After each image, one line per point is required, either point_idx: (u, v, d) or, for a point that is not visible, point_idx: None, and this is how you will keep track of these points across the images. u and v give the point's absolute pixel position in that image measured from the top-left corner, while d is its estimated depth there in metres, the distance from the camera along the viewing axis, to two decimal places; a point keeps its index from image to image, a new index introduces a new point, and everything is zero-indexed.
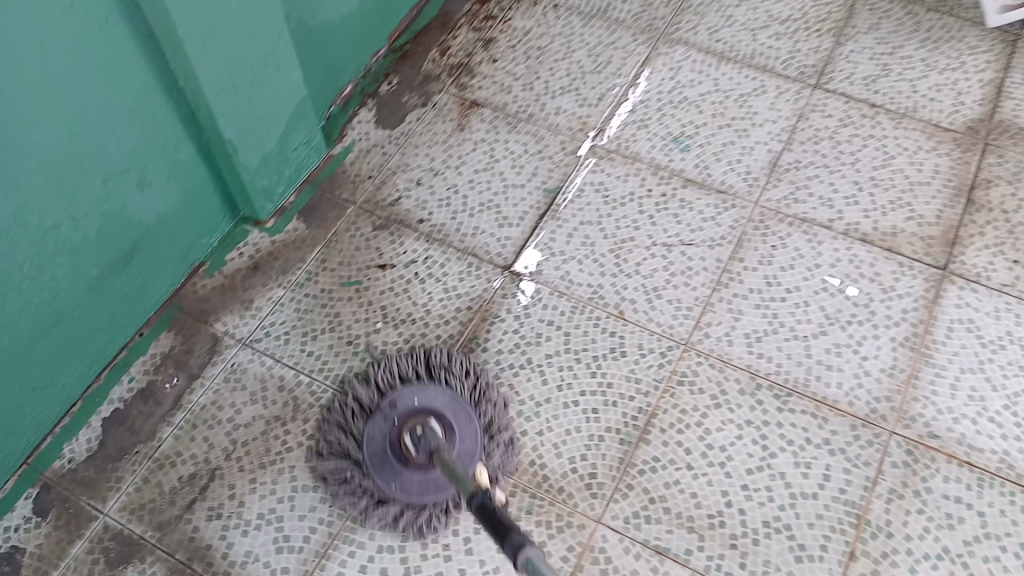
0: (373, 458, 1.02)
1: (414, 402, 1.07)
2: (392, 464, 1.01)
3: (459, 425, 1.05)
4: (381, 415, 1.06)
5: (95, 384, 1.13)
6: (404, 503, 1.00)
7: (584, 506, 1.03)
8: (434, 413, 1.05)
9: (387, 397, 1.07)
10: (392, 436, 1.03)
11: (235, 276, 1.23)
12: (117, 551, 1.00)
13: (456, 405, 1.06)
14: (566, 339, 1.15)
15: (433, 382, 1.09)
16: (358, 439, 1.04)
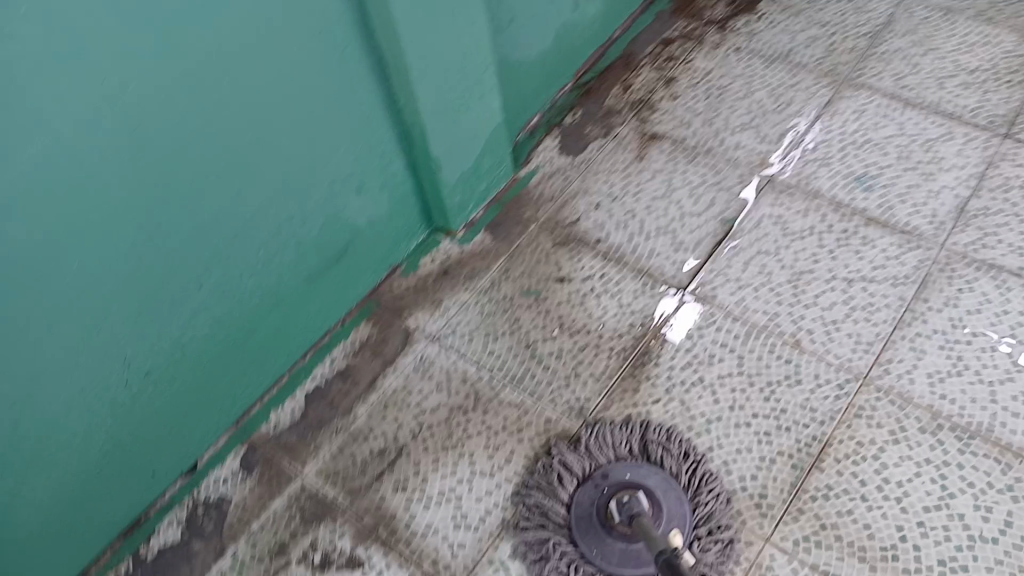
0: (581, 523, 1.03)
1: (626, 475, 1.06)
2: (599, 534, 1.01)
3: (670, 506, 1.03)
4: (592, 483, 1.06)
5: (301, 362, 1.26)
6: (604, 573, 0.99)
7: (752, 524, 1.04)
8: (645, 490, 1.04)
9: (599, 466, 1.08)
10: (600, 505, 1.03)
11: (427, 279, 1.34)
12: (311, 510, 1.10)
13: (668, 486, 1.05)
14: (739, 361, 1.17)
15: (649, 463, 1.08)
16: (567, 505, 1.06)
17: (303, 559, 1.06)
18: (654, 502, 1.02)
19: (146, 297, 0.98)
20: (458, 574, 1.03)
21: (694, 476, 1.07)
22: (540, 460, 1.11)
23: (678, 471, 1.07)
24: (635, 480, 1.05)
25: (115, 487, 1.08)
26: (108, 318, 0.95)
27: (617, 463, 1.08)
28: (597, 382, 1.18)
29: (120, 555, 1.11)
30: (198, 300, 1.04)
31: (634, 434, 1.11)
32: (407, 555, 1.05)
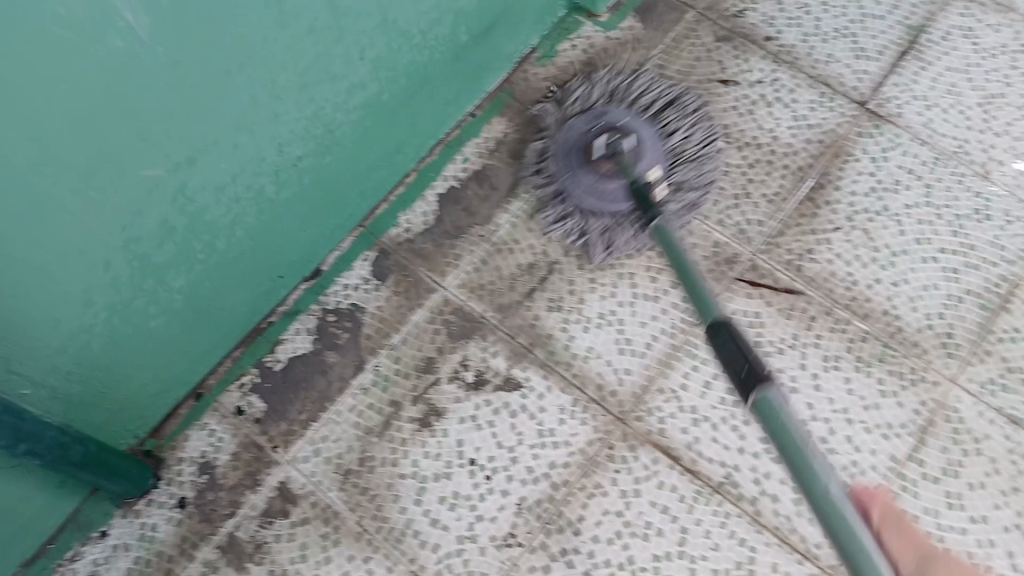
0: (564, 145, 1.03)
1: (620, 120, 1.03)
2: (576, 164, 1.00)
3: (652, 154, 1.00)
4: (587, 116, 1.04)
5: (428, 159, 1.07)
6: (573, 204, 1.01)
7: (939, 364, 0.99)
8: (634, 134, 1.01)
9: (600, 104, 1.05)
10: (586, 139, 1.02)
11: (568, 68, 1.13)
12: (459, 326, 1.00)
13: (654, 138, 1.02)
14: (928, 191, 1.07)
15: (645, 118, 1.05)
16: (559, 120, 1.07)
17: (455, 377, 0.97)
18: (638, 139, 1.01)
19: (306, 73, 0.77)
20: (626, 401, 0.96)
21: (688, 144, 1.04)
22: (554, 85, 1.12)
23: (671, 117, 1.05)
24: (629, 123, 1.01)
25: (240, 293, 0.92)
26: (265, 92, 0.74)
27: (616, 106, 1.06)
28: (771, 205, 1.06)
29: (242, 365, 0.97)
30: (354, 77, 0.84)
31: (650, 85, 1.07)
32: (569, 378, 0.98)
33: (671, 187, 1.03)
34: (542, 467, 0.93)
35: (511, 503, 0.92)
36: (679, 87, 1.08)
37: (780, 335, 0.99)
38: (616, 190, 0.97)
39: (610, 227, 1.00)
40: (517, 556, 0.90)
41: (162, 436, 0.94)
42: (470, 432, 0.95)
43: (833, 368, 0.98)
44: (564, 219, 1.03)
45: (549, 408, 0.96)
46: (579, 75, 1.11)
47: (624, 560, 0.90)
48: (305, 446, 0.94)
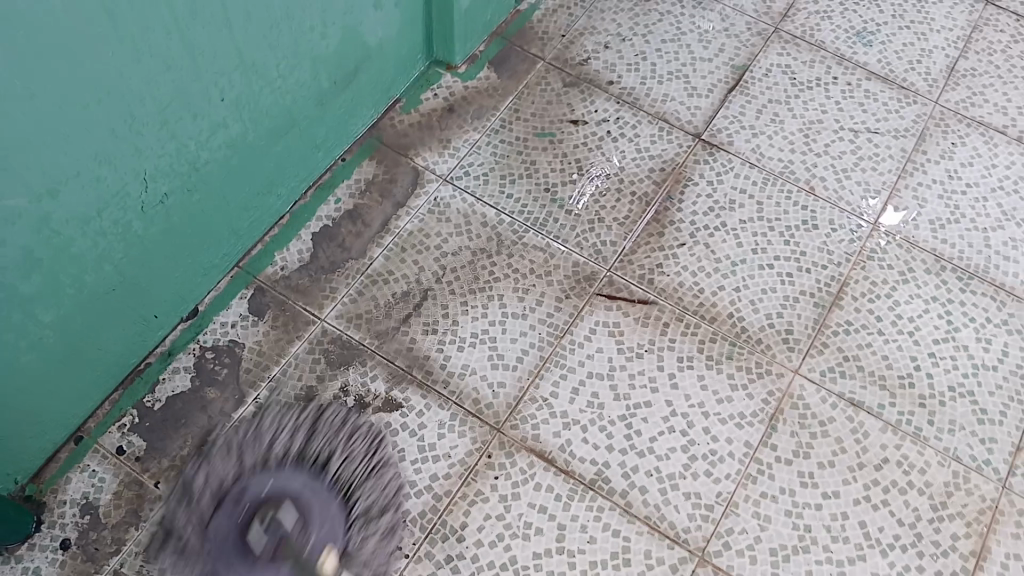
0: (220, 554, 0.87)
1: (263, 486, 0.91)
2: (241, 561, 0.85)
3: (317, 522, 0.90)
4: (225, 508, 0.90)
5: (303, 201, 1.14)
6: None
7: (782, 357, 1.09)
8: (288, 499, 0.90)
9: (234, 486, 0.92)
10: (237, 535, 0.87)
11: (432, 115, 1.23)
12: (338, 353, 1.04)
13: (313, 486, 0.92)
14: (759, 207, 1.19)
15: (297, 465, 0.94)
16: (205, 524, 0.90)
17: (336, 402, 1.01)
18: (301, 502, 0.90)
19: (165, 111, 0.83)
20: (501, 412, 1.02)
21: (356, 457, 0.97)
22: (172, 491, 0.94)
23: (323, 429, 0.98)
24: (276, 490, 0.90)
25: (115, 332, 0.94)
26: (126, 126, 0.79)
27: (256, 469, 0.93)
28: (622, 227, 1.15)
29: (122, 406, 0.98)
30: (217, 115, 0.90)
31: (286, 427, 0.98)
32: (446, 395, 1.03)
33: (357, 518, 0.93)
34: (424, 479, 0.98)
35: (395, 516, 0.95)
36: (309, 402, 1.01)
37: (638, 341, 1.08)
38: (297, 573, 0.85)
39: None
40: (403, 567, 0.92)
41: (42, 481, 0.94)
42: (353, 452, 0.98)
43: (688, 367, 1.07)
44: None
45: (428, 423, 1.01)
46: (182, 484, 0.94)
47: (507, 561, 0.93)
48: (189, 480, 0.95)
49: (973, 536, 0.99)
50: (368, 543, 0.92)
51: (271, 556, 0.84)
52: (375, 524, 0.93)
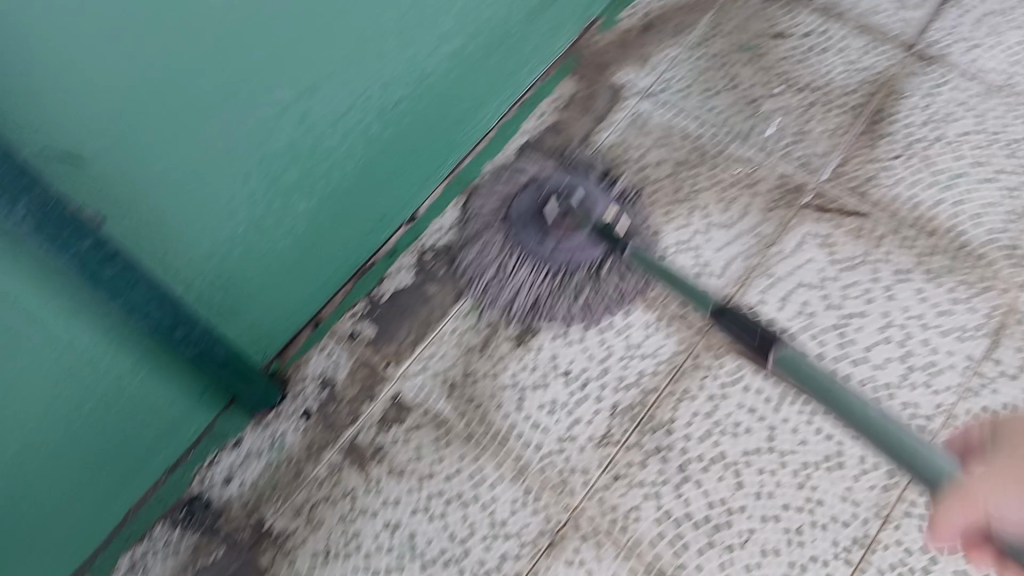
0: (518, 229, 1.05)
1: (563, 179, 1.09)
2: (538, 231, 1.04)
3: (599, 205, 1.05)
4: (531, 190, 1.09)
5: (508, 116, 1.18)
6: (530, 264, 1.03)
7: (1007, 273, 1.04)
8: (579, 188, 1.07)
9: (534, 178, 1.11)
10: (538, 206, 1.06)
11: (629, 34, 1.24)
12: None
13: (596, 189, 1.09)
14: (980, 120, 1.14)
15: (576, 175, 1.11)
16: (506, 217, 1.08)
17: None
18: (585, 202, 1.05)
19: (404, 19, 0.88)
20: (707, 315, 1.03)
21: (622, 202, 1.10)
22: (488, 181, 1.14)
23: (592, 176, 1.12)
24: (570, 181, 1.08)
25: (350, 227, 1.01)
26: (372, 32, 0.85)
27: (552, 173, 1.11)
28: (831, 138, 1.13)
29: (353, 297, 1.07)
30: (444, 28, 0.95)
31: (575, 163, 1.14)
32: (652, 297, 1.05)
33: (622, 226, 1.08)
34: (633, 374, 1.00)
35: (605, 408, 0.99)
36: (445, 407, 1.00)
37: (849, 252, 1.06)
38: (575, 247, 1.02)
39: (569, 287, 1.04)
40: (614, 454, 0.96)
41: (284, 358, 1.03)
42: (562, 346, 1.03)
43: (904, 280, 1.04)
44: (523, 293, 1.04)
45: (635, 324, 1.03)
46: (495, 176, 1.14)
47: (716, 456, 0.96)
48: (414, 363, 1.03)
49: None
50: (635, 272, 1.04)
51: (563, 229, 1.03)
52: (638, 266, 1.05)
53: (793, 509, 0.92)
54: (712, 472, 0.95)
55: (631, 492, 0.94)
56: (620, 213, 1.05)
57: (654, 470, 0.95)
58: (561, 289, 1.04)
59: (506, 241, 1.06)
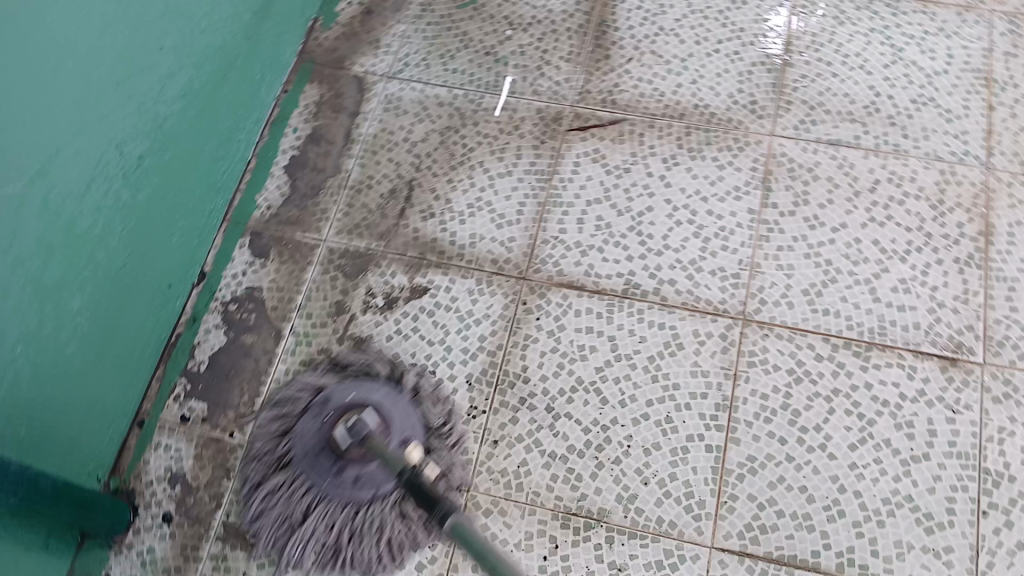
0: (300, 459, 0.92)
1: (349, 396, 0.96)
2: (328, 464, 0.90)
3: (398, 422, 0.94)
4: (313, 413, 0.95)
5: (262, 141, 1.15)
6: (319, 496, 0.90)
7: (755, 128, 1.14)
8: (370, 406, 0.94)
9: (319, 393, 0.97)
10: (326, 433, 0.92)
11: (352, 22, 1.25)
12: (351, 265, 1.06)
13: (392, 399, 0.96)
14: (689, 3, 1.23)
15: (378, 381, 0.98)
16: (288, 442, 0.94)
17: (368, 307, 1.04)
18: (381, 420, 0.93)
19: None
20: (521, 262, 1.06)
21: (417, 373, 0.99)
22: (271, 403, 0.98)
23: (377, 366, 1.00)
24: (360, 397, 0.95)
25: (137, 308, 0.95)
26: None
27: (337, 385, 0.97)
28: (570, 62, 1.19)
29: (170, 379, 1.01)
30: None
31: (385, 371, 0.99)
32: (465, 266, 1.06)
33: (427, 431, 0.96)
34: (475, 343, 1.01)
35: (461, 382, 0.99)
36: (312, 443, 0.96)
37: (621, 160, 1.12)
38: (372, 478, 0.89)
39: (384, 526, 0.89)
40: (485, 422, 0.97)
41: (123, 471, 0.96)
42: (400, 344, 1.01)
43: (674, 165, 1.11)
44: (308, 530, 0.90)
45: (460, 295, 1.04)
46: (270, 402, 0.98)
47: (575, 383, 0.99)
48: (260, 420, 0.98)
49: (974, 219, 1.06)
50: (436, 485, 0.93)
51: (358, 459, 0.89)
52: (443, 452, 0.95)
53: (657, 402, 0.97)
54: (578, 400, 0.98)
55: (514, 449, 0.95)
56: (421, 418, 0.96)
57: (526, 421, 0.97)
58: (347, 497, 0.89)
59: (291, 483, 0.92)
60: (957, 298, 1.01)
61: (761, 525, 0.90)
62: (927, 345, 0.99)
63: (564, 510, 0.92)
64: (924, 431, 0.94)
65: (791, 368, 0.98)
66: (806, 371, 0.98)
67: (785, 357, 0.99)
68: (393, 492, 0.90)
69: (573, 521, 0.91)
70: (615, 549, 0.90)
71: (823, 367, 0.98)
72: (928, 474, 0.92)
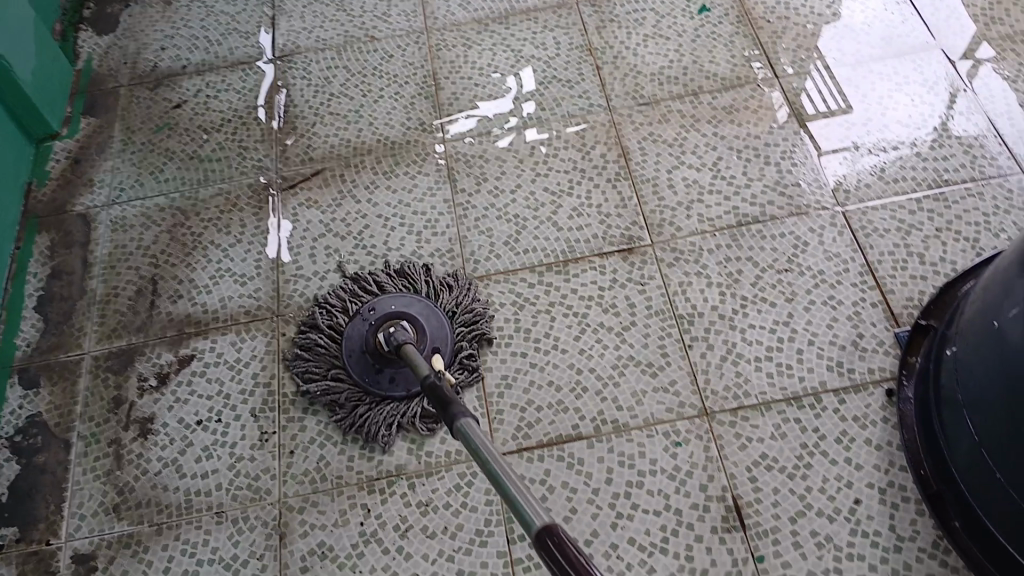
0: (352, 360, 1.11)
1: (391, 307, 1.15)
2: (370, 361, 1.10)
3: (428, 328, 1.12)
4: (361, 317, 1.15)
5: (8, 294, 1.25)
6: (365, 399, 1.08)
7: (428, 140, 1.38)
8: (410, 313, 1.12)
9: (364, 303, 1.16)
10: (369, 334, 1.12)
11: (65, 173, 1.38)
12: (118, 362, 1.17)
13: (428, 309, 1.14)
14: (348, 69, 1.49)
15: (413, 294, 1.17)
16: (338, 346, 1.13)
17: (143, 390, 1.14)
18: (418, 329, 1.10)
19: None
20: (270, 303, 1.21)
21: (427, 279, 1.18)
22: (316, 307, 1.18)
23: (417, 279, 1.18)
24: (400, 308, 1.14)
25: None
26: None
27: (383, 296, 1.17)
28: (264, 141, 1.40)
29: None
30: None
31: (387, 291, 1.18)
32: (223, 324, 1.20)
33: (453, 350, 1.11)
34: (249, 381, 1.14)
35: (247, 417, 1.11)
36: (122, 527, 1.03)
37: (330, 200, 1.32)
38: (405, 379, 1.09)
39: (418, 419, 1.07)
40: (278, 440, 1.08)
41: None
42: (181, 407, 1.13)
43: (375, 188, 1.33)
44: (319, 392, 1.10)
45: (225, 347, 1.17)
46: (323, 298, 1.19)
47: None
48: (71, 519, 1.04)
49: (612, 148, 1.34)
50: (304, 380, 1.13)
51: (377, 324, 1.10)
52: (305, 372, 1.14)
53: None
54: None
55: (309, 451, 1.07)
56: (452, 344, 1.11)
57: (313, 424, 1.09)
58: (368, 385, 1.09)
59: (333, 366, 1.12)
60: (618, 205, 1.27)
61: (527, 423, 1.06)
62: (607, 245, 1.22)
63: (367, 479, 1.04)
64: (625, 306, 1.15)
65: (514, 301, 1.18)
66: (525, 298, 1.18)
67: (506, 294, 1.18)
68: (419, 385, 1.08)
69: (377, 484, 1.03)
70: (418, 490, 1.02)
71: (538, 290, 1.19)
72: (640, 335, 1.12)
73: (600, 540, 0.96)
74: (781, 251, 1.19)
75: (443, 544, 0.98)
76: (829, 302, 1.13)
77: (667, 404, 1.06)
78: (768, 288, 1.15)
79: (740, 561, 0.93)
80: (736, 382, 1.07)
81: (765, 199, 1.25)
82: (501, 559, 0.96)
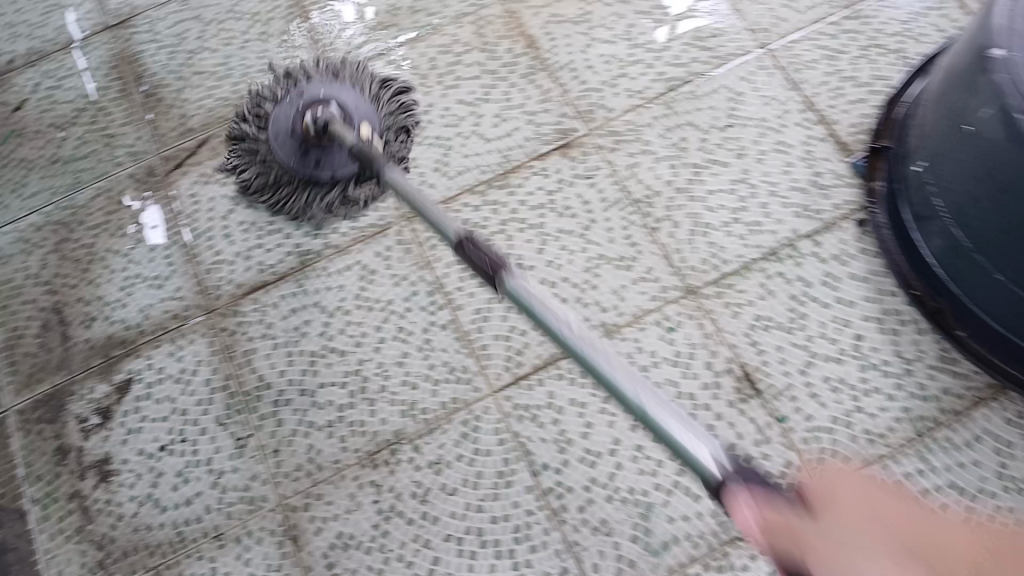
0: (280, 142, 1.06)
1: (319, 92, 1.07)
2: (298, 147, 1.05)
3: (357, 115, 1.07)
4: (290, 99, 1.07)
5: None
6: (296, 171, 1.06)
7: None
8: (337, 101, 1.06)
9: (293, 85, 1.08)
10: (299, 141, 1.04)
11: None
12: (48, 410, 1.04)
13: (356, 97, 1.08)
14: (201, 19, 1.32)
15: (344, 83, 1.09)
16: (289, 167, 1.06)
17: (87, 432, 1.03)
18: (337, 104, 1.06)
19: None
20: (198, 298, 1.09)
21: (379, 84, 1.12)
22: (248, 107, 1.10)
23: (371, 86, 1.11)
24: (328, 93, 1.06)
25: None
26: None
27: (314, 80, 1.08)
28: (131, 123, 1.24)
29: None
30: None
31: (319, 77, 1.08)
32: (153, 336, 1.07)
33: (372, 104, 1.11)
34: (204, 390, 1.03)
35: (214, 428, 1.01)
36: None
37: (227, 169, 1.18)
38: (335, 162, 1.05)
39: (321, 161, 1.05)
40: (257, 441, 0.99)
41: None
42: (137, 437, 1.02)
43: None
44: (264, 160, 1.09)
45: (164, 360, 1.05)
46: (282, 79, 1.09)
47: (311, 354, 1.04)
48: None
49: (517, 40, 1.23)
50: (265, 369, 1.03)
51: (322, 146, 1.04)
52: (261, 359, 1.04)
53: (381, 325, 1.04)
54: (322, 365, 1.03)
55: (295, 443, 0.99)
56: (357, 105, 1.07)
57: (289, 415, 1.00)
58: (301, 168, 1.05)
59: (270, 154, 1.07)
60: (539, 99, 1.17)
61: (516, 351, 1.00)
62: (542, 145, 1.13)
63: (366, 455, 0.97)
64: (579, 205, 1.09)
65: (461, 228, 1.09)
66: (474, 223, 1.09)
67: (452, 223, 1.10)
68: (343, 155, 1.05)
69: (379, 456, 0.97)
70: (424, 451, 0.96)
71: (483, 211, 1.10)
72: (603, 230, 1.07)
73: (624, 447, 0.93)
74: (720, 107, 1.13)
75: (468, 497, 0.93)
76: (779, 146, 1.09)
77: (650, 293, 1.02)
78: (716, 149, 1.10)
79: (764, 428, 0.93)
80: (711, 253, 1.03)
81: (689, 56, 1.17)
82: (531, 495, 0.92)
